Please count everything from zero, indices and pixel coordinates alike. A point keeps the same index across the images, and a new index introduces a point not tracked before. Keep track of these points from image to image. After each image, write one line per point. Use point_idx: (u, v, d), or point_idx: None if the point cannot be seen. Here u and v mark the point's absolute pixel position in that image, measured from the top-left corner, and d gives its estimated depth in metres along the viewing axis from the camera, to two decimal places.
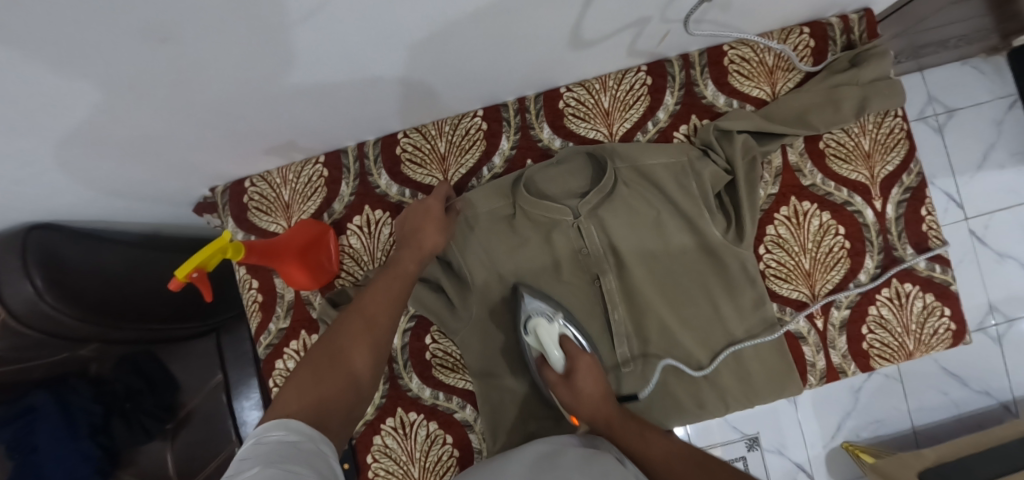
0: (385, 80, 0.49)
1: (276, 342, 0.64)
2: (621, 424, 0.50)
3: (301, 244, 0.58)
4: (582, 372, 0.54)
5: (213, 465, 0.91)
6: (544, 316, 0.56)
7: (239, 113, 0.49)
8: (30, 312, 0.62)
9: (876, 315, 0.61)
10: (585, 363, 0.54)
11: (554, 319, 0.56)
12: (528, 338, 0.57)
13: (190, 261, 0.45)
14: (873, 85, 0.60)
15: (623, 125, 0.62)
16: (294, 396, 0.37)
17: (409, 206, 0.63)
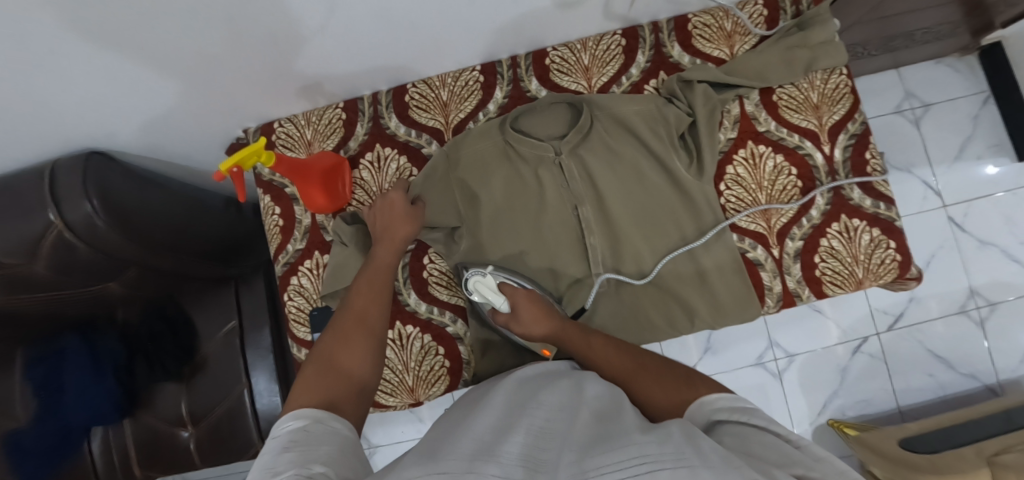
0: (402, 25, 0.60)
1: (292, 261, 0.72)
2: (568, 334, 0.56)
3: (322, 169, 0.67)
4: (524, 304, 0.60)
5: (220, 411, 0.95)
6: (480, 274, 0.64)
7: (279, 47, 0.59)
8: (84, 226, 0.70)
9: (827, 246, 0.68)
10: (524, 298, 0.60)
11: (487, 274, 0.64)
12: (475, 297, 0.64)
13: (232, 157, 0.56)
14: (821, 46, 0.69)
15: (601, 79, 0.72)
16: (305, 392, 0.43)
17: (414, 145, 0.72)
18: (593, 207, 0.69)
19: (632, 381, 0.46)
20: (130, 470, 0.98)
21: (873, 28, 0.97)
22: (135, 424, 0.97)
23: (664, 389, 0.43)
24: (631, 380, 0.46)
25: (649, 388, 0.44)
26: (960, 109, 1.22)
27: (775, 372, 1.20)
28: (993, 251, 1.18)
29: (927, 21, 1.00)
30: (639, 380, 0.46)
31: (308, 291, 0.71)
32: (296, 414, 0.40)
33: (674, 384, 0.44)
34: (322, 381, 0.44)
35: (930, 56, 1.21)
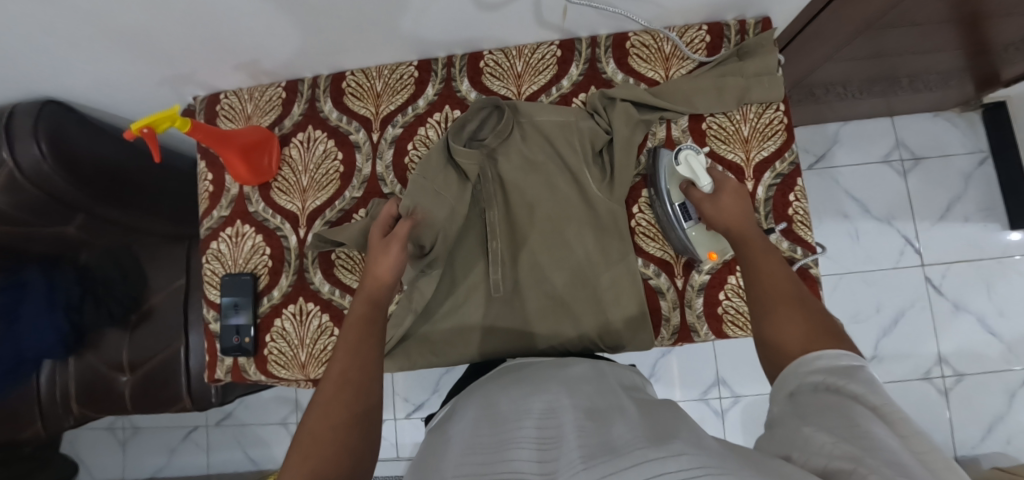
0: (329, 15, 0.61)
1: (215, 227, 0.75)
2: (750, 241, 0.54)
3: (246, 141, 0.70)
4: (727, 193, 0.59)
5: (156, 360, 0.99)
6: (692, 150, 0.63)
7: (211, 26, 0.61)
8: (32, 170, 0.73)
9: (735, 285, 0.66)
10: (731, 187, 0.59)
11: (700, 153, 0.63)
12: (679, 167, 0.62)
13: (142, 119, 0.59)
14: (755, 79, 0.67)
15: (531, 87, 0.72)
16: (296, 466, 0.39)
17: (344, 130, 0.74)
18: (546, 220, 0.68)
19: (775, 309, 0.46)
20: (69, 406, 1.03)
21: (854, 67, 0.93)
22: (80, 362, 1.02)
23: (804, 333, 0.43)
24: (776, 306, 0.46)
25: (786, 327, 0.44)
26: (953, 166, 1.17)
27: (715, 410, 1.18)
28: (966, 317, 1.13)
29: (915, 67, 0.96)
30: (779, 310, 0.46)
31: (225, 257, 0.74)
32: None
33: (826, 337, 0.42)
34: (312, 450, 0.40)
35: (927, 107, 1.16)
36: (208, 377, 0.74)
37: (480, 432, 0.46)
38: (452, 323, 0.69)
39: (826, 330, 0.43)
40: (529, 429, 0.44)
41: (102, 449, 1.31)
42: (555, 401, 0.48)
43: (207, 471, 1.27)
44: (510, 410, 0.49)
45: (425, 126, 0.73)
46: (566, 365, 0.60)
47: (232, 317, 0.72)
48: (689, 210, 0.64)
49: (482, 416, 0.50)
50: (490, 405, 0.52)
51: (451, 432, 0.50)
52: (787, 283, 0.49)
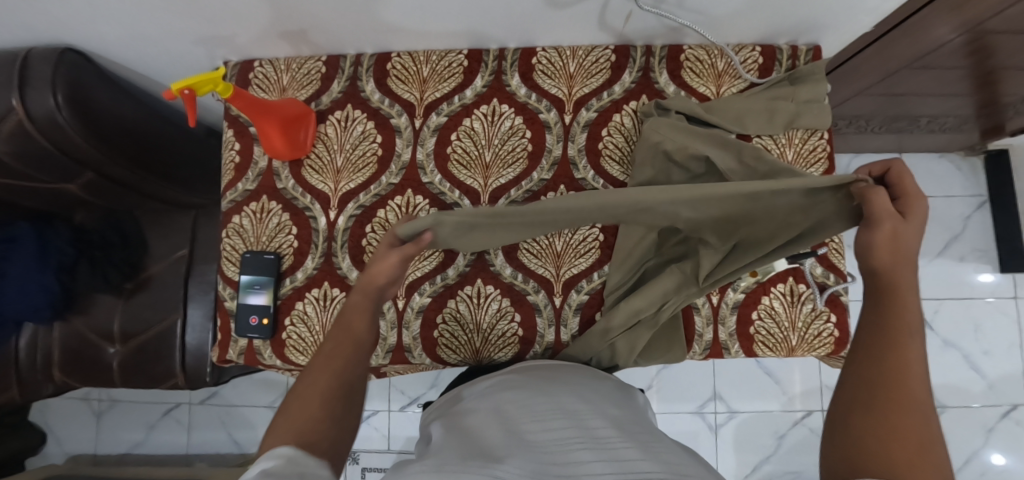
0: None
1: (239, 200, 0.72)
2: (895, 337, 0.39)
3: (286, 114, 0.67)
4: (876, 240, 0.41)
5: (151, 332, 0.94)
6: None
7: None
8: (43, 119, 0.68)
9: (768, 306, 0.67)
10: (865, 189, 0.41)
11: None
12: None
13: (185, 80, 0.55)
14: (805, 105, 0.68)
15: (582, 89, 0.71)
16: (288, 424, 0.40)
17: (385, 113, 0.72)
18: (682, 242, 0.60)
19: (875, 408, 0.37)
20: (51, 373, 0.97)
21: (878, 104, 0.96)
22: (67, 328, 0.96)
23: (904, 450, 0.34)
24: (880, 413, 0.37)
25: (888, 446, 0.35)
26: (954, 206, 1.21)
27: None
28: (954, 352, 1.18)
29: (932, 110, 0.99)
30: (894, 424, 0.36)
31: (248, 234, 0.71)
32: (278, 448, 0.36)
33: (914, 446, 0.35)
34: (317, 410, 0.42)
35: (936, 148, 1.20)
36: (218, 357, 0.71)
37: (491, 422, 0.46)
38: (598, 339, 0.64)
39: (925, 440, 0.35)
40: (532, 425, 0.44)
41: (74, 420, 1.24)
42: (580, 408, 0.47)
43: (186, 451, 1.22)
44: (530, 407, 0.47)
45: (471, 117, 0.71)
46: (595, 379, 0.58)
47: (251, 297, 0.69)
48: None
49: (501, 409, 0.48)
50: (505, 400, 0.50)
51: (468, 416, 0.50)
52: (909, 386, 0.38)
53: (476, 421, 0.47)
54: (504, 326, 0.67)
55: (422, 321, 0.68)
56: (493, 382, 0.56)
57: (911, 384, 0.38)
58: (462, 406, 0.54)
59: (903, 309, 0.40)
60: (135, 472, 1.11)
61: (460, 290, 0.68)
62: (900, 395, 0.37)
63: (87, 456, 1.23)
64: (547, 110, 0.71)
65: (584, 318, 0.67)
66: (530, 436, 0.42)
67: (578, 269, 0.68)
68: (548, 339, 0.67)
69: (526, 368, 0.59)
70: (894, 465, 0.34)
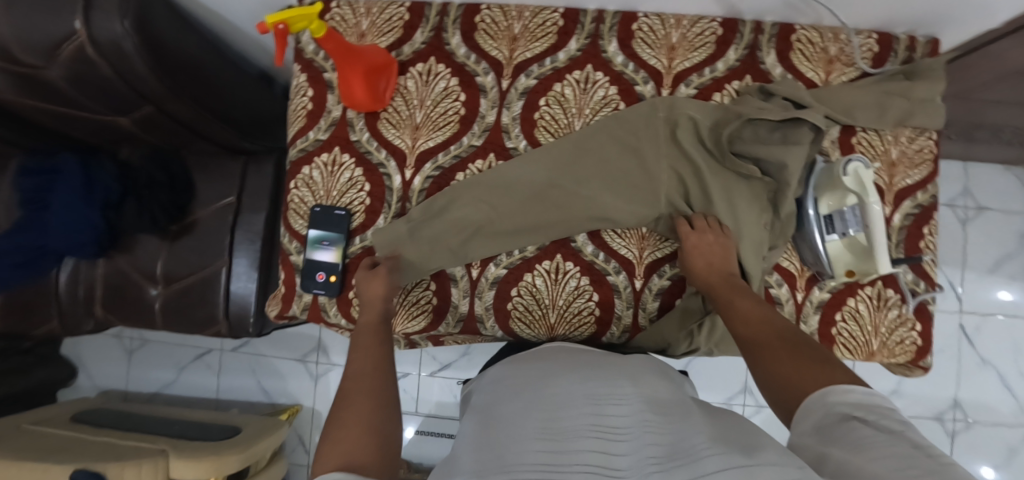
0: None
1: (309, 149, 0.68)
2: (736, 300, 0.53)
3: (371, 62, 0.62)
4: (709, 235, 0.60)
5: (196, 277, 0.93)
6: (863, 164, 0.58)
7: None
8: (109, 47, 0.64)
9: (853, 308, 0.65)
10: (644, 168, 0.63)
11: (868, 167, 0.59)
12: (844, 179, 0.58)
13: (282, 13, 0.51)
14: (920, 102, 0.64)
15: (683, 63, 0.67)
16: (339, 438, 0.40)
17: (471, 70, 0.67)
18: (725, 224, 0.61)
19: (762, 353, 0.46)
20: (91, 309, 0.95)
21: (965, 109, 0.91)
22: (109, 265, 0.94)
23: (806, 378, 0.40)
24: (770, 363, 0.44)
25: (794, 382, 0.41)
26: (1010, 222, 1.18)
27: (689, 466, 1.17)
28: (988, 369, 1.18)
29: (1017, 121, 0.94)
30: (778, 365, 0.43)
31: (317, 186, 0.68)
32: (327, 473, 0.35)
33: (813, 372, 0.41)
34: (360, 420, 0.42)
35: (1003, 161, 1.16)
36: (280, 311, 0.69)
37: (519, 415, 0.44)
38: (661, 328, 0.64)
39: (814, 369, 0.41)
40: (552, 413, 0.42)
41: (104, 356, 1.23)
42: (604, 384, 0.46)
43: (215, 396, 1.22)
44: (558, 398, 0.45)
45: (562, 82, 0.66)
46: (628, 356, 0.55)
47: (319, 253, 0.66)
48: (834, 222, 0.61)
49: (527, 400, 0.46)
50: (536, 391, 0.47)
51: (491, 404, 0.49)
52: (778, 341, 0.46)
53: (504, 412, 0.45)
54: (581, 305, 0.65)
55: (496, 292, 0.65)
56: (510, 372, 0.54)
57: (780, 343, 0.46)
58: (492, 393, 0.52)
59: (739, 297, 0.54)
60: (165, 413, 1.11)
61: (538, 264, 0.65)
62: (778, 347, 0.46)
63: (116, 392, 1.22)
64: (644, 82, 0.67)
65: (664, 303, 0.65)
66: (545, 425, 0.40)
67: (662, 254, 0.65)
68: (625, 322, 0.65)
69: (557, 349, 0.58)
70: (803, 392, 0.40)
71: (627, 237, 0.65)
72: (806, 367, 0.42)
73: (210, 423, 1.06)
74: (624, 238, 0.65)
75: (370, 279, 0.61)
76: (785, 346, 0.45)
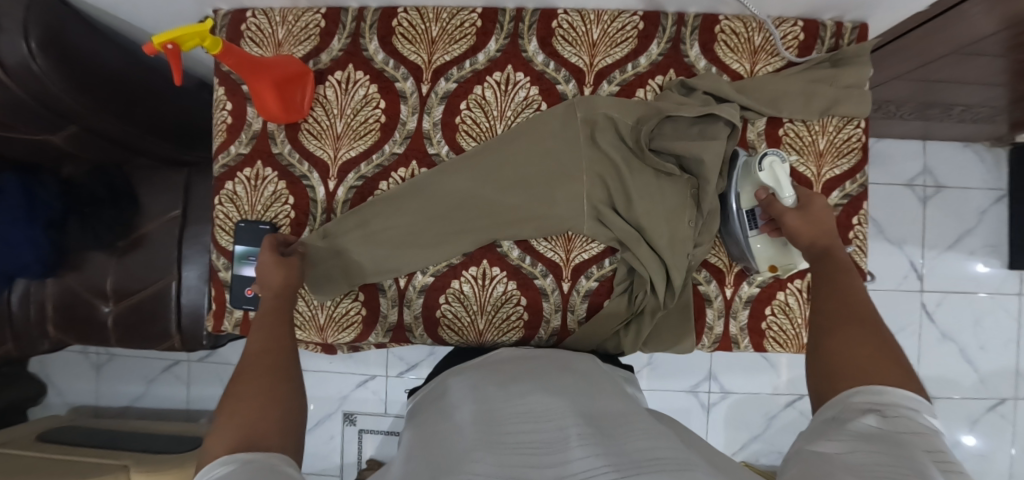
0: None
1: (231, 164, 0.67)
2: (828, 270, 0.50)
3: (281, 73, 0.61)
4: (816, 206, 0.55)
5: (145, 293, 0.92)
6: (778, 158, 0.58)
7: None
8: (17, 68, 0.62)
9: (782, 301, 0.65)
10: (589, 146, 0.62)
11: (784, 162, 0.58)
12: (761, 173, 0.57)
13: (168, 33, 0.49)
14: (844, 90, 0.63)
15: (605, 59, 0.65)
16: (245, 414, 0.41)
17: (390, 76, 0.66)
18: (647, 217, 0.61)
19: (832, 326, 0.44)
20: (46, 329, 0.96)
21: (912, 89, 0.90)
22: (60, 284, 0.94)
23: (878, 364, 0.39)
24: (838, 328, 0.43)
25: (855, 355, 0.40)
26: (971, 199, 1.18)
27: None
28: (950, 346, 1.18)
29: (966, 99, 0.92)
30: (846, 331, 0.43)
31: (242, 201, 0.67)
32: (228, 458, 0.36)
33: (888, 361, 0.39)
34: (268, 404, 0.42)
35: (961, 137, 1.14)
36: (213, 327, 0.69)
37: (466, 425, 0.43)
38: (589, 331, 0.64)
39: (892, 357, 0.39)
40: (491, 429, 0.41)
41: (73, 371, 1.24)
42: (545, 404, 0.45)
43: (186, 406, 1.23)
44: (509, 412, 0.44)
45: (482, 84, 0.65)
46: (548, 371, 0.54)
47: (247, 268, 0.66)
48: (756, 218, 0.60)
49: (480, 412, 0.45)
50: (491, 401, 0.47)
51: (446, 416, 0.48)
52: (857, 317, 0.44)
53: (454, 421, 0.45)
54: (509, 310, 0.65)
55: (424, 300, 0.65)
56: (465, 383, 0.54)
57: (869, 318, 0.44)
58: (441, 405, 0.51)
59: (830, 255, 0.51)
60: (135, 426, 1.12)
61: (465, 270, 0.65)
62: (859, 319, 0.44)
63: (89, 406, 1.24)
64: (565, 81, 0.65)
65: (592, 305, 0.65)
66: (526, 430, 0.40)
67: (588, 255, 0.65)
68: (554, 324, 0.65)
69: (502, 365, 0.56)
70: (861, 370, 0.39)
71: (553, 240, 0.65)
72: (873, 359, 0.39)
73: (176, 435, 1.07)
74: (550, 242, 0.65)
75: (277, 262, 0.58)
76: (857, 326, 0.43)
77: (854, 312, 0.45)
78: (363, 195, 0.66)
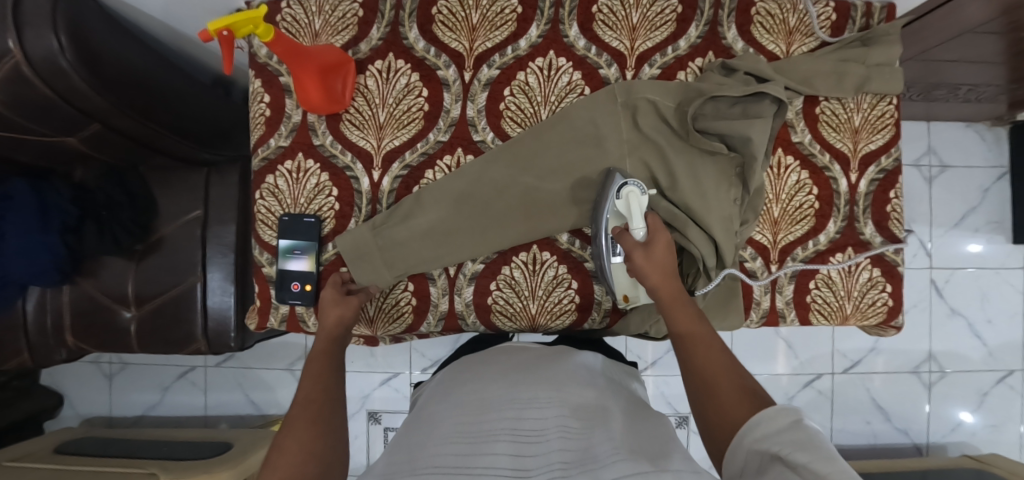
0: None
1: (272, 158, 0.66)
2: (678, 300, 0.53)
3: (324, 62, 0.60)
4: (659, 245, 0.55)
5: (169, 295, 0.90)
6: (638, 187, 0.58)
7: None
8: (45, 65, 0.60)
9: (825, 275, 0.67)
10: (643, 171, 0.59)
11: (645, 192, 0.59)
12: (617, 200, 0.58)
13: (224, 19, 0.48)
14: (875, 68, 0.64)
15: (645, 43, 0.66)
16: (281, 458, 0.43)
17: (431, 64, 0.66)
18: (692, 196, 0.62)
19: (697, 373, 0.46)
20: (62, 338, 0.93)
21: (921, 71, 0.93)
22: (77, 290, 0.91)
23: (738, 407, 0.41)
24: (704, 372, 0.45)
25: (722, 405, 0.42)
26: (973, 178, 1.22)
27: (682, 441, 1.18)
28: (958, 320, 1.22)
29: (974, 79, 0.96)
30: (712, 376, 0.45)
31: (284, 194, 0.66)
32: None
33: (747, 401, 0.41)
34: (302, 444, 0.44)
35: (964, 118, 1.18)
36: (257, 325, 0.68)
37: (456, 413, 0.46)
38: (641, 312, 0.64)
39: (748, 387, 0.43)
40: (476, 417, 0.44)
41: (84, 382, 1.20)
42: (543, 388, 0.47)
43: (204, 412, 1.20)
44: (502, 398, 0.46)
45: (525, 70, 0.65)
46: (559, 359, 0.56)
47: (291, 263, 0.65)
48: None
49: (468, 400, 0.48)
50: (471, 392, 0.49)
51: (434, 403, 0.51)
52: (712, 353, 0.47)
53: (450, 407, 0.48)
54: (561, 294, 0.65)
55: (475, 288, 0.65)
56: (444, 381, 0.57)
57: (718, 355, 0.47)
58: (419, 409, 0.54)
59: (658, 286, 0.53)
60: (154, 435, 1.09)
61: (515, 256, 0.65)
62: (711, 360, 0.46)
63: (102, 418, 1.20)
64: (607, 65, 0.66)
65: None
66: (511, 415, 0.43)
67: None
68: (605, 306, 0.66)
69: (496, 352, 0.59)
70: (729, 414, 0.41)
71: None
72: (736, 401, 0.42)
73: (200, 442, 1.05)
74: None
75: (336, 302, 0.60)
76: (721, 364, 0.46)
77: (698, 346, 0.48)
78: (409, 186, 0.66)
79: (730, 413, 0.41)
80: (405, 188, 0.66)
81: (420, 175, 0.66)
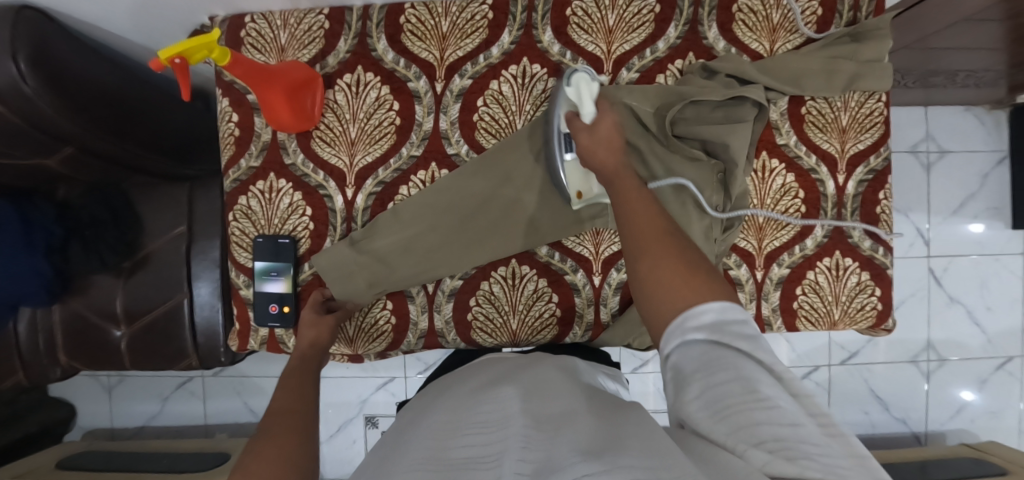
0: None
1: (243, 179, 0.65)
2: (623, 175, 0.49)
3: (289, 81, 0.59)
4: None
5: (157, 312, 0.90)
6: (586, 77, 0.56)
7: None
8: (8, 91, 0.59)
9: (812, 281, 0.65)
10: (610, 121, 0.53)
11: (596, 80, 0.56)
12: (567, 89, 0.55)
13: (176, 46, 0.47)
14: (863, 65, 0.61)
15: (622, 46, 0.64)
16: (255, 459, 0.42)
17: (401, 76, 0.64)
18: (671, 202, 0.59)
19: (641, 244, 0.42)
20: (55, 356, 0.93)
21: (916, 58, 0.89)
22: (66, 309, 0.91)
23: (680, 281, 0.37)
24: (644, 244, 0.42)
25: (662, 270, 0.39)
26: (973, 163, 1.19)
27: None
28: (958, 309, 1.21)
29: (972, 64, 0.92)
30: (651, 245, 0.41)
31: (257, 215, 0.65)
32: None
33: (690, 275, 0.38)
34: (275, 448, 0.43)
35: (963, 102, 1.15)
36: (238, 347, 0.67)
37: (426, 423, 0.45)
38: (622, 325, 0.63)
39: (691, 262, 0.39)
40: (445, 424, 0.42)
41: (85, 394, 1.21)
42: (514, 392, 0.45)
43: (204, 421, 1.21)
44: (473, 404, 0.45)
45: (498, 79, 0.63)
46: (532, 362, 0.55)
47: (268, 285, 0.64)
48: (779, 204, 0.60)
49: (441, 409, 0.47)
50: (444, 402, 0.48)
51: (409, 419, 0.50)
52: (653, 225, 0.43)
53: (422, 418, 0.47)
54: (542, 308, 0.64)
55: (454, 304, 0.64)
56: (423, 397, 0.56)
57: (661, 227, 0.43)
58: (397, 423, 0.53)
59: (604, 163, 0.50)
60: (154, 446, 1.10)
61: (494, 271, 0.64)
62: (652, 231, 0.42)
63: (104, 429, 1.21)
64: (583, 71, 0.64)
65: (624, 297, 0.64)
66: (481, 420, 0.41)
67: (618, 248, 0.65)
68: (587, 319, 0.65)
69: (476, 364, 0.58)
70: (668, 286, 0.37)
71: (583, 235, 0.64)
72: (680, 276, 0.38)
73: (199, 452, 1.06)
74: (579, 236, 0.63)
75: (313, 322, 0.61)
76: (664, 236, 0.42)
77: (642, 221, 0.44)
78: (383, 203, 0.64)
79: (669, 286, 0.37)
80: (379, 206, 0.64)
81: (393, 192, 0.64)
